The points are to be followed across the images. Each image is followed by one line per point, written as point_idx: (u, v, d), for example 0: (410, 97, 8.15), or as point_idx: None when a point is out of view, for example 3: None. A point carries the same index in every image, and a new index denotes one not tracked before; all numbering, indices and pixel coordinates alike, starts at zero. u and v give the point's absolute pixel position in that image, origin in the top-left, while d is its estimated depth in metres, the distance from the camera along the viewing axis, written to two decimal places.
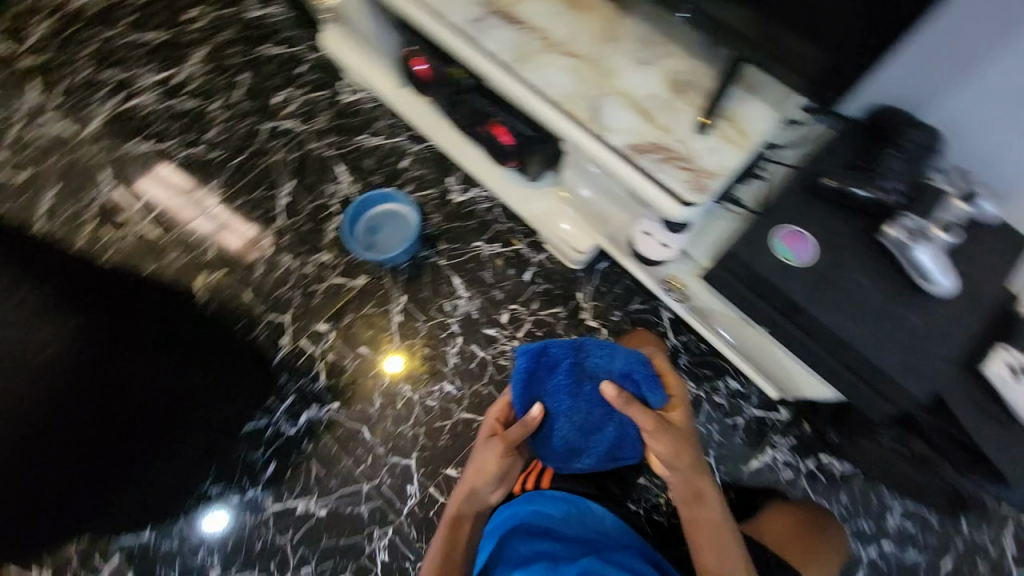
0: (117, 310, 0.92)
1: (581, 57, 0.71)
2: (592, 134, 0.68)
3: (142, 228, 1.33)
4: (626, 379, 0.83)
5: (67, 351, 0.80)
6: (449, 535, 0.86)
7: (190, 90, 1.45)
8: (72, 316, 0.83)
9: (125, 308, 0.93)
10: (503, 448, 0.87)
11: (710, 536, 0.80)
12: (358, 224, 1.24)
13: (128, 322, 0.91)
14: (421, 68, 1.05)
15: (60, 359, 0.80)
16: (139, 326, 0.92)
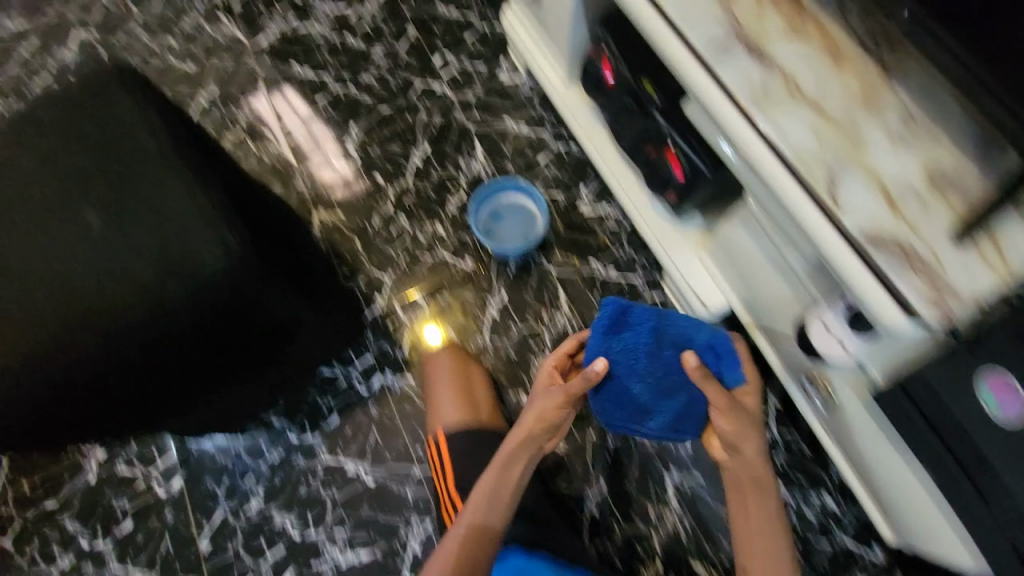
0: (251, 218, 0.82)
1: (829, 116, 0.62)
2: (822, 208, 0.59)
3: (279, 149, 1.36)
4: (705, 352, 0.78)
5: (234, 272, 0.69)
6: (503, 485, 0.83)
7: (360, 27, 1.47)
8: (236, 227, 0.71)
9: (254, 219, 0.84)
10: (564, 401, 0.84)
11: (765, 539, 0.77)
12: (481, 211, 1.23)
13: (264, 237, 0.81)
14: (608, 72, 1.00)
15: (222, 274, 0.68)
16: (270, 245, 0.83)
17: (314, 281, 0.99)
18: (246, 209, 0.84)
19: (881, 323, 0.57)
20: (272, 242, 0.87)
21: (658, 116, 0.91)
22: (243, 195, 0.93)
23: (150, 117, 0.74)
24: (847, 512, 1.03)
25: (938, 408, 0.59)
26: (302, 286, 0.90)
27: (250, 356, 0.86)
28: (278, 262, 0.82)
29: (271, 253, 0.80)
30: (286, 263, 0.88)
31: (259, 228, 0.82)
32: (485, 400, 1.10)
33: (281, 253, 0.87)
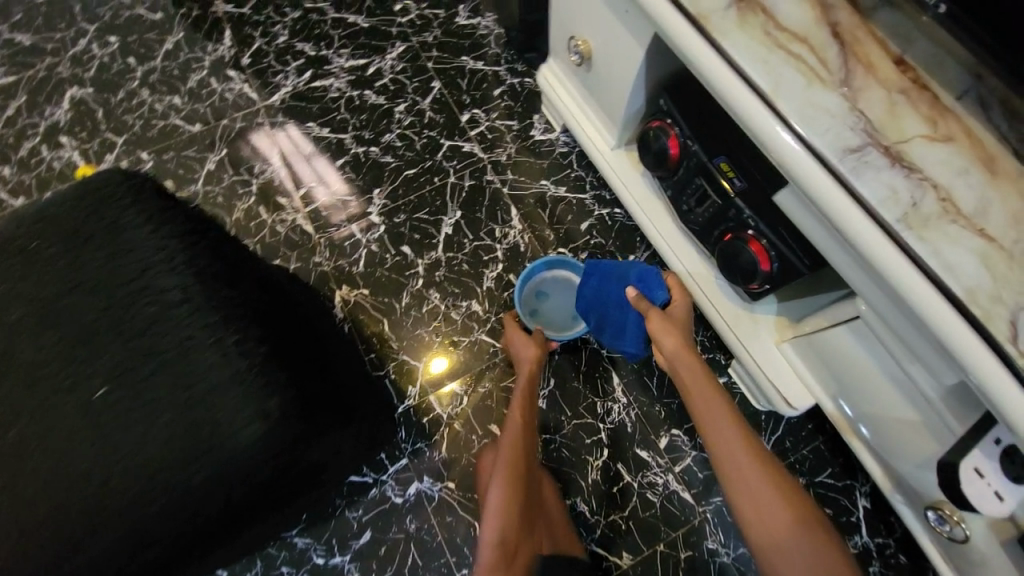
0: (293, 340, 0.68)
1: (995, 240, 0.52)
2: (1004, 359, 0.49)
3: (297, 217, 1.25)
4: (639, 284, 0.92)
5: (270, 446, 0.56)
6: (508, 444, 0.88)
7: (381, 83, 1.40)
8: (279, 385, 0.58)
9: (294, 340, 0.70)
10: (535, 359, 0.99)
11: (759, 490, 0.71)
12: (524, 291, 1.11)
13: (305, 365, 0.68)
14: (673, 146, 0.89)
15: (248, 455, 0.55)
16: (311, 370, 0.70)
17: (349, 390, 0.86)
18: (285, 323, 0.70)
19: None
20: (311, 359, 0.73)
21: (739, 202, 0.82)
22: (279, 297, 0.81)
23: (167, 239, 0.63)
24: None
25: None
26: (340, 409, 0.77)
27: (280, 501, 0.73)
28: (320, 394, 0.69)
29: (315, 389, 0.67)
30: (325, 382, 0.74)
31: (300, 351, 0.69)
32: (554, 503, 0.96)
33: (318, 371, 0.73)
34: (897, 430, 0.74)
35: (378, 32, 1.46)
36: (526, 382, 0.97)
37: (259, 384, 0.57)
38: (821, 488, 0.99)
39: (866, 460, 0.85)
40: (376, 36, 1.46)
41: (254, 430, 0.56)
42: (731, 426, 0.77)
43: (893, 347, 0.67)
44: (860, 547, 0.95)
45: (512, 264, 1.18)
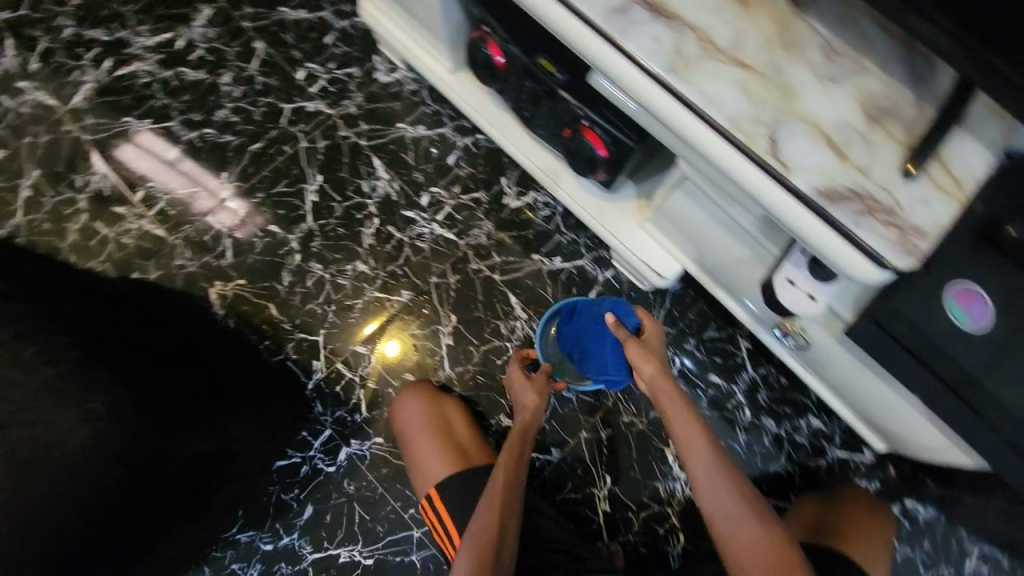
0: (135, 349, 0.80)
1: (752, 67, 0.56)
2: (769, 171, 0.54)
3: (145, 224, 1.14)
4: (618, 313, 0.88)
5: (103, 444, 0.70)
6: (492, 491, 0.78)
7: (196, 56, 1.25)
8: (102, 387, 0.71)
9: (139, 346, 0.81)
10: (536, 402, 0.90)
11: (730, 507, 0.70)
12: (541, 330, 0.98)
13: (149, 366, 0.80)
14: (498, 56, 0.88)
15: (77, 435, 0.68)
16: (164, 370, 0.81)
17: (244, 375, 0.95)
18: (129, 337, 0.81)
19: (852, 276, 0.54)
20: (173, 354, 0.85)
21: (565, 94, 0.82)
22: (179, 322, 0.97)
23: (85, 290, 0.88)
24: (835, 427, 1.05)
25: (912, 333, 0.63)
26: (222, 397, 0.88)
27: (196, 502, 0.84)
28: (177, 389, 0.81)
29: (156, 382, 0.79)
30: (188, 376, 0.85)
31: (141, 357, 0.80)
32: (462, 425, 0.95)
33: (182, 369, 0.85)
34: (742, 270, 0.82)
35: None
36: (522, 428, 0.88)
37: (75, 393, 0.69)
38: (709, 343, 1.09)
39: (732, 306, 0.95)
40: (176, 4, 1.29)
41: (81, 433, 0.68)
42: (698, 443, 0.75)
43: (713, 194, 0.73)
44: (748, 381, 1.08)
45: (387, 215, 1.16)
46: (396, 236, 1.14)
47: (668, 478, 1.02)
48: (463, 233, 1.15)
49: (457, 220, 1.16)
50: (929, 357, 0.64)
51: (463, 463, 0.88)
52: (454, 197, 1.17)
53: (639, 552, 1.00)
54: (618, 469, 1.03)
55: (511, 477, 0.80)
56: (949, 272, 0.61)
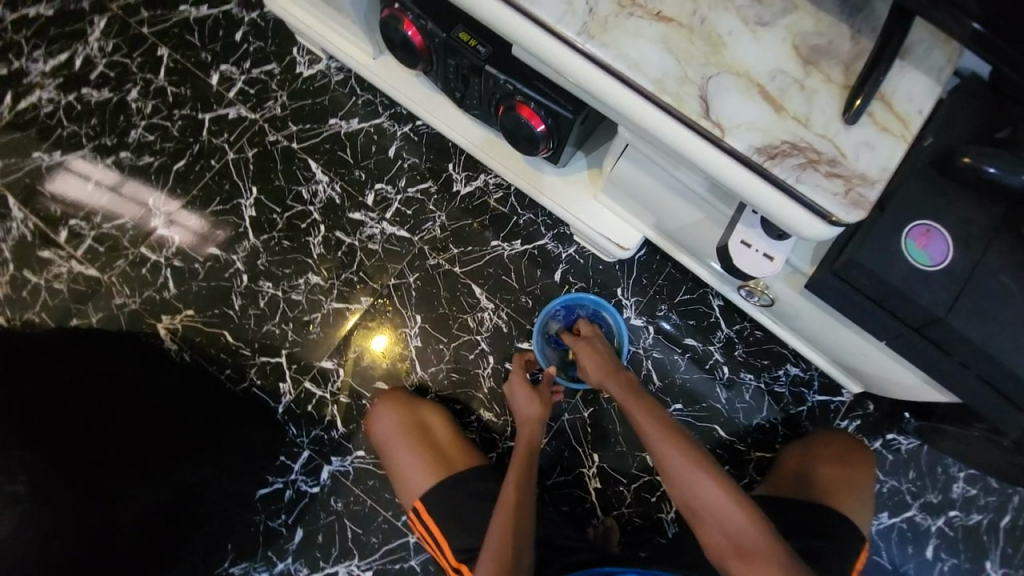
0: (64, 421, 0.85)
1: (674, 20, 0.51)
2: (704, 134, 0.50)
3: (76, 265, 1.07)
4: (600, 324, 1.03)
5: (31, 524, 0.77)
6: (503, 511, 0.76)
7: (98, 73, 1.14)
8: (23, 466, 0.80)
9: (66, 416, 0.86)
10: (538, 415, 0.91)
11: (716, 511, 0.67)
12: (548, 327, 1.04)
13: (77, 436, 0.84)
14: (413, 33, 0.78)
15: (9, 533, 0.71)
16: (97, 435, 0.85)
17: (191, 412, 0.93)
18: (60, 405, 0.86)
19: (801, 233, 0.51)
20: (109, 410, 0.88)
21: (491, 69, 0.75)
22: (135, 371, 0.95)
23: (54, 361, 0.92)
24: (813, 372, 1.05)
25: (871, 281, 0.62)
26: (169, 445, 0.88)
27: (167, 555, 0.86)
28: (114, 451, 0.85)
29: (84, 453, 0.84)
30: (125, 428, 0.87)
31: (76, 425, 0.85)
32: (442, 429, 0.93)
33: (121, 424, 0.87)
34: (699, 233, 0.79)
35: (66, 12, 1.17)
36: (524, 445, 0.87)
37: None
38: (682, 306, 1.07)
39: (697, 268, 0.92)
40: (66, 17, 1.17)
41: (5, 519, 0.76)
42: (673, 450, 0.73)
43: (656, 160, 0.68)
44: (724, 339, 1.06)
45: (333, 220, 1.09)
46: (345, 241, 1.09)
47: None
48: (416, 228, 1.09)
49: (408, 215, 1.10)
50: (892, 302, 0.62)
51: (444, 471, 0.86)
52: (401, 190, 1.10)
53: (634, 523, 1.00)
54: (604, 445, 1.02)
55: (517, 498, 0.78)
56: (900, 215, 0.61)
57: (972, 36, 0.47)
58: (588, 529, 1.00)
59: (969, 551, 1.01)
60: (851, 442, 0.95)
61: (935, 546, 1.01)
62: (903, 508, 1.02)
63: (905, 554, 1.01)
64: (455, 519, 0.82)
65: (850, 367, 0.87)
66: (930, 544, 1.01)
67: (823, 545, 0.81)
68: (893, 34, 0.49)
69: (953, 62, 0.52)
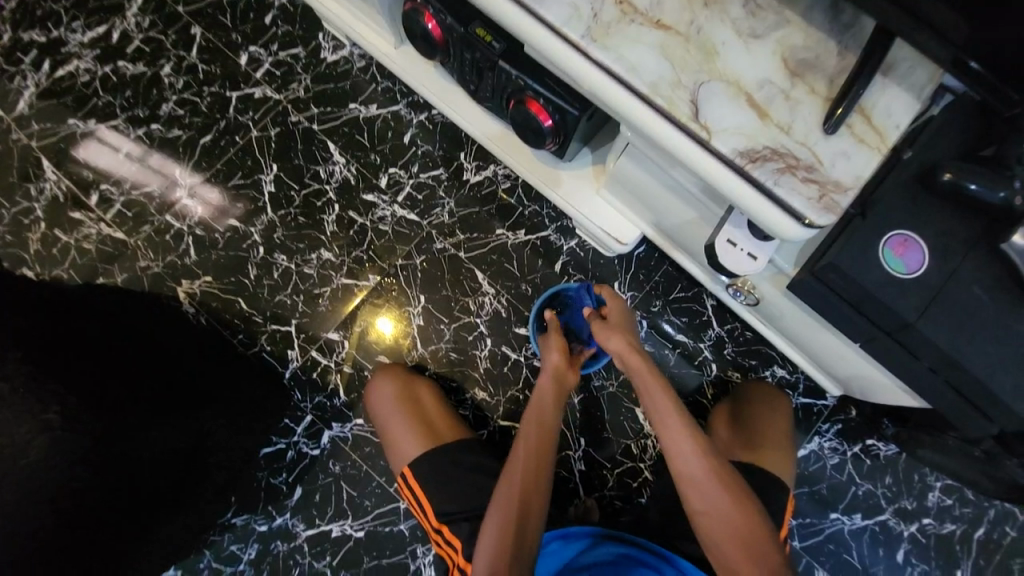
0: (94, 360, 0.91)
1: (672, 28, 0.55)
2: (692, 136, 0.54)
3: (104, 228, 1.14)
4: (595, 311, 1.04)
5: (60, 449, 0.82)
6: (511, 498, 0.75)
7: (133, 48, 1.21)
8: (57, 397, 0.84)
9: (93, 359, 0.91)
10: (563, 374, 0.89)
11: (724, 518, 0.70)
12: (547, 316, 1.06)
13: (101, 376, 0.90)
14: (433, 26, 0.82)
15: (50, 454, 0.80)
16: (120, 375, 0.92)
17: (206, 366, 1.01)
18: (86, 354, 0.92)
19: (777, 234, 0.55)
20: (133, 358, 0.95)
21: (503, 64, 0.79)
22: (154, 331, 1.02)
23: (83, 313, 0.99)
24: (799, 375, 1.09)
25: (847, 284, 0.65)
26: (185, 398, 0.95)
27: (177, 493, 0.93)
28: (136, 391, 0.92)
29: (109, 390, 0.90)
30: (144, 372, 0.95)
31: (99, 369, 0.91)
32: (433, 405, 0.98)
33: (142, 368, 0.94)
34: (692, 232, 0.82)
35: None
36: (538, 426, 0.82)
37: (30, 407, 0.82)
38: (676, 303, 1.11)
39: (690, 266, 0.96)
40: None
41: (38, 445, 0.80)
42: (692, 454, 0.75)
43: (654, 159, 0.72)
44: (714, 338, 1.10)
45: (347, 200, 1.14)
46: (358, 220, 1.14)
47: (638, 436, 1.07)
48: (425, 213, 1.14)
49: (418, 199, 1.14)
50: (867, 306, 0.66)
51: (432, 445, 0.91)
52: (413, 175, 1.15)
53: (615, 506, 1.05)
54: (592, 430, 1.07)
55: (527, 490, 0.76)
56: (879, 223, 0.64)
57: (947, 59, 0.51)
58: (570, 508, 1.04)
59: (939, 558, 1.04)
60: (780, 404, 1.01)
61: (906, 551, 1.05)
62: (877, 512, 1.06)
63: (876, 556, 1.05)
64: (443, 487, 0.87)
65: (831, 370, 0.91)
66: (901, 548, 1.04)
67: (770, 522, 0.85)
68: (877, 51, 0.53)
69: (934, 81, 0.55)
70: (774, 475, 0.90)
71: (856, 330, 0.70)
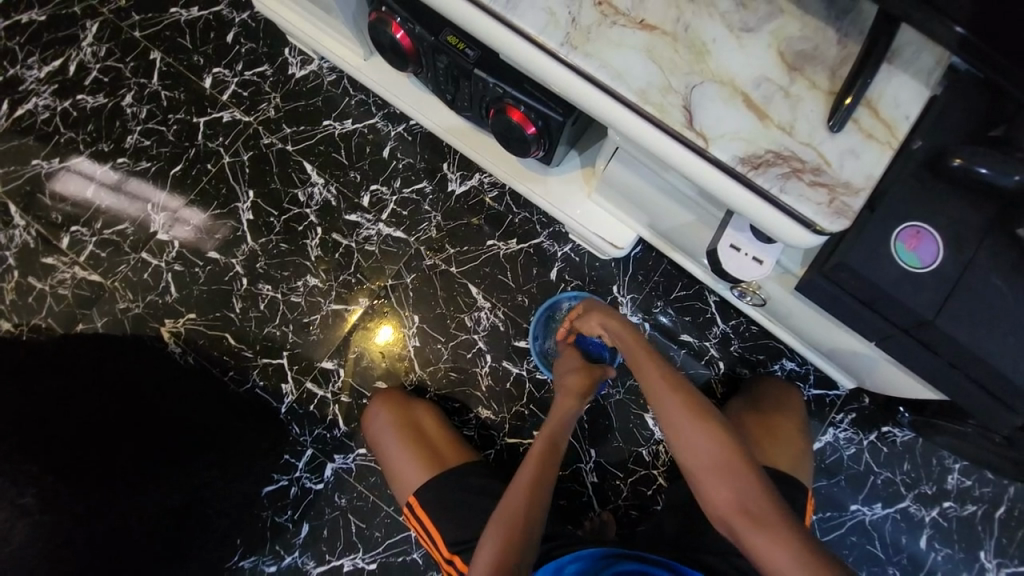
0: (69, 429, 0.92)
1: (657, 28, 0.51)
2: (688, 144, 0.50)
3: (78, 272, 1.09)
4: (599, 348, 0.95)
5: (43, 535, 0.83)
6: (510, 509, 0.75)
7: (92, 79, 1.15)
8: (32, 479, 0.85)
9: (65, 428, 0.92)
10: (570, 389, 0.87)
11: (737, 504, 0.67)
12: (543, 332, 1.05)
13: (78, 448, 0.90)
14: (402, 36, 0.77)
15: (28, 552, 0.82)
16: (103, 441, 0.92)
17: (186, 409, 0.98)
18: (78, 419, 0.92)
19: (786, 241, 0.52)
20: (108, 415, 0.94)
21: (479, 72, 0.74)
22: (138, 384, 0.98)
23: (71, 375, 0.97)
24: (809, 366, 1.06)
25: (862, 283, 0.62)
26: (178, 447, 0.94)
27: (177, 542, 0.92)
28: (120, 456, 0.92)
29: (92, 464, 0.90)
30: (123, 429, 0.93)
31: (81, 440, 0.91)
32: (435, 428, 0.95)
33: (122, 427, 0.93)
34: (691, 234, 0.79)
35: (58, 17, 1.17)
36: (531, 484, 0.76)
37: (8, 492, 0.83)
38: (678, 302, 1.07)
39: (690, 267, 0.93)
40: (59, 22, 1.17)
41: (21, 530, 0.82)
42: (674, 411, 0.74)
43: (647, 164, 0.68)
44: (720, 335, 1.07)
45: (330, 222, 1.10)
46: (342, 242, 1.09)
47: (649, 442, 1.04)
48: (412, 229, 1.10)
49: (404, 216, 1.10)
50: (882, 305, 0.63)
51: (440, 469, 0.88)
52: (396, 191, 1.10)
53: (631, 515, 1.02)
54: (602, 440, 1.04)
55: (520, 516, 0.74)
56: (889, 216, 0.61)
57: (957, 42, 0.47)
58: (585, 522, 1.02)
59: (963, 542, 1.02)
60: (791, 397, 0.98)
61: (929, 537, 1.02)
62: (898, 500, 1.03)
63: (899, 544, 1.03)
64: (455, 518, 0.84)
65: (842, 363, 0.88)
66: (924, 534, 1.02)
67: None
68: (880, 37, 0.49)
69: (941, 65, 0.51)
70: (786, 472, 0.87)
71: (871, 328, 0.66)
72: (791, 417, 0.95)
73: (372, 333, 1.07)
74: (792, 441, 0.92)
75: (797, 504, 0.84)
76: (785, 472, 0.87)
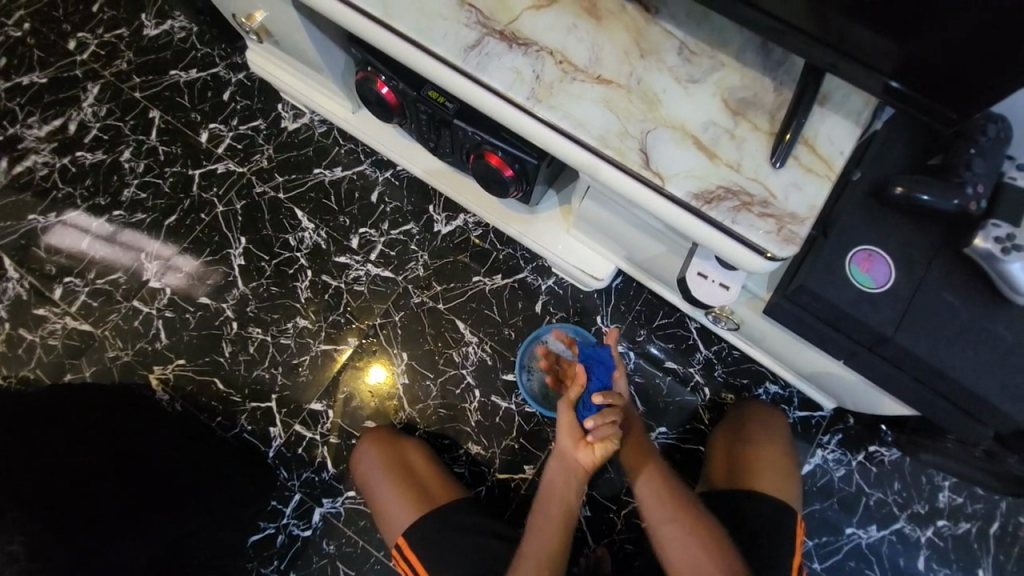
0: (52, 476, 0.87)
1: (613, 81, 0.57)
2: (646, 182, 0.55)
3: (69, 322, 1.10)
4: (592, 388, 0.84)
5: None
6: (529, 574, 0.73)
7: (91, 137, 1.20)
8: (19, 527, 0.79)
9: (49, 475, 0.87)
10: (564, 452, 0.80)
11: None
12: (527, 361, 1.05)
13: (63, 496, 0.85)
14: (387, 91, 0.83)
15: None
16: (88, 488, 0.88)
17: (174, 453, 0.97)
18: (61, 467, 0.88)
19: (743, 267, 0.56)
20: (101, 465, 0.91)
21: (458, 122, 0.80)
22: (123, 431, 0.97)
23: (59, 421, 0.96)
24: (792, 389, 1.08)
25: (823, 305, 0.65)
26: (164, 494, 0.92)
27: None
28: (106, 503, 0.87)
29: (76, 511, 0.84)
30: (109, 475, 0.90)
31: (66, 486, 0.87)
32: (424, 465, 0.94)
33: (109, 473, 0.90)
34: (665, 264, 0.83)
35: (59, 80, 1.24)
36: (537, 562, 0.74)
37: None
38: (661, 330, 1.10)
39: (668, 296, 0.96)
40: (61, 86, 1.23)
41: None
42: None
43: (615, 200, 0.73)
44: (703, 361, 1.09)
45: (320, 265, 1.13)
46: (332, 284, 1.12)
47: None
48: (400, 269, 1.13)
49: (391, 256, 1.14)
50: (844, 325, 0.66)
51: (429, 505, 0.88)
52: (384, 233, 1.15)
53: (626, 550, 1.01)
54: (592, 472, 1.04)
55: None
56: (842, 241, 0.65)
57: (882, 88, 0.53)
58: (580, 558, 1.00)
59: (962, 563, 1.01)
60: (775, 418, 1.00)
61: (926, 559, 1.02)
62: (892, 521, 1.03)
63: (898, 567, 1.02)
64: (447, 557, 0.82)
65: (821, 383, 0.90)
66: (921, 555, 1.01)
67: (786, 551, 0.82)
68: (813, 85, 0.55)
69: (870, 107, 0.57)
70: (774, 495, 0.88)
71: (838, 348, 0.69)
72: (774, 438, 0.96)
73: (364, 375, 1.08)
74: (777, 463, 0.93)
75: (787, 528, 0.84)
76: (771, 495, 0.87)
